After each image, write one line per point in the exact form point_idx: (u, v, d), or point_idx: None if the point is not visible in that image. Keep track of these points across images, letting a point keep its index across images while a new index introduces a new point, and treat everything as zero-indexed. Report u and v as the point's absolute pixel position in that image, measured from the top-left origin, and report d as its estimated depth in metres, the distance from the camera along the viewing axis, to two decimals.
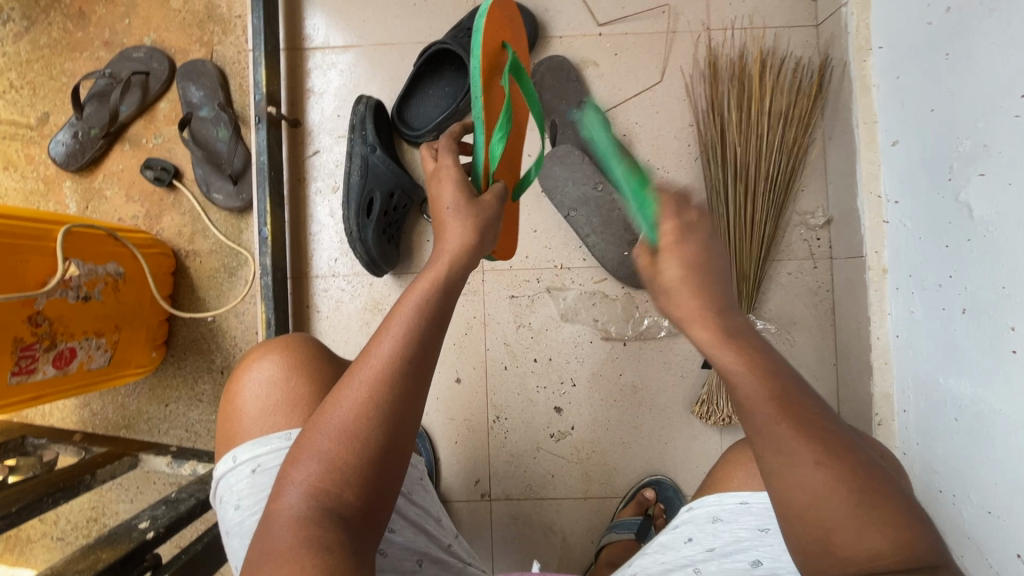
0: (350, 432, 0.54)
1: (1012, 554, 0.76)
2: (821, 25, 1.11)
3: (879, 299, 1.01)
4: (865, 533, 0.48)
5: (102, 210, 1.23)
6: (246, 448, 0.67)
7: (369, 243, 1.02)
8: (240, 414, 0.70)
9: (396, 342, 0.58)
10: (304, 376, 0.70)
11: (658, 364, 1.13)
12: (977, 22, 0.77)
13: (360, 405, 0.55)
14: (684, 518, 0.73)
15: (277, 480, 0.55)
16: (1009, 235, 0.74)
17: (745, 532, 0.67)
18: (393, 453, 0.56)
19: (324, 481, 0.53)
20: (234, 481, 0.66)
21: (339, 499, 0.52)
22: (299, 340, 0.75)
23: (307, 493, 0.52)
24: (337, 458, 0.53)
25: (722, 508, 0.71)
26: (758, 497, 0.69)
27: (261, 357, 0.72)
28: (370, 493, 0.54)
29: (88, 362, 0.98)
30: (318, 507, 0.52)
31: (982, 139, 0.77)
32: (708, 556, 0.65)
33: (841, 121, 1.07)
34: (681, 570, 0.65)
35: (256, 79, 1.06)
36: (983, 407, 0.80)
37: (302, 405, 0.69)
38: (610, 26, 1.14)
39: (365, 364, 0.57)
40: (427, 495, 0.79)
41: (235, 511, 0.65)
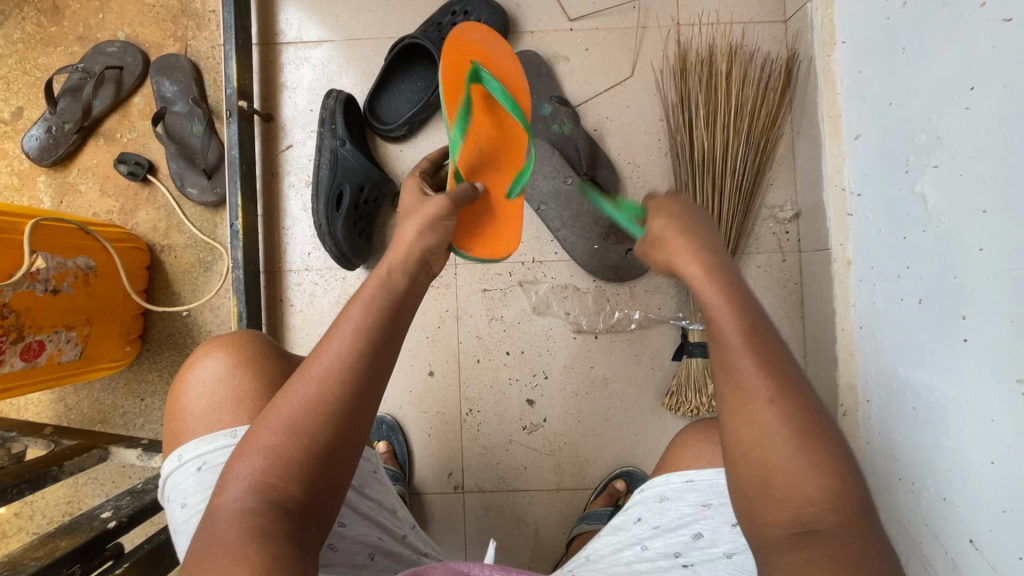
0: (298, 428, 0.55)
1: (966, 540, 0.78)
2: (789, 20, 1.12)
3: (844, 290, 1.02)
4: (800, 475, 0.49)
5: (77, 205, 1.23)
6: (191, 446, 0.68)
7: (339, 236, 1.02)
8: (185, 414, 0.70)
9: (348, 340, 0.59)
10: (251, 372, 0.71)
11: (630, 357, 1.14)
12: (931, 15, 0.78)
13: (309, 401, 0.56)
14: (636, 499, 0.74)
15: (222, 475, 0.55)
16: (961, 226, 0.75)
17: (688, 508, 0.68)
18: (341, 449, 0.56)
19: (268, 475, 0.53)
20: (181, 479, 0.67)
21: (284, 492, 0.53)
22: (246, 337, 0.75)
23: (252, 486, 0.53)
24: (283, 453, 0.54)
25: (670, 487, 0.71)
26: (704, 473, 0.69)
27: (208, 355, 0.72)
28: (315, 487, 0.55)
29: (58, 356, 0.99)
30: (263, 501, 0.53)
31: (936, 131, 0.79)
32: (654, 533, 0.68)
33: (807, 115, 1.08)
34: (629, 549, 0.68)
35: (227, 73, 1.07)
36: (938, 395, 0.81)
37: (247, 401, 0.69)
38: (581, 21, 1.14)
39: (316, 361, 0.58)
40: (381, 488, 0.78)
41: (181, 508, 0.66)
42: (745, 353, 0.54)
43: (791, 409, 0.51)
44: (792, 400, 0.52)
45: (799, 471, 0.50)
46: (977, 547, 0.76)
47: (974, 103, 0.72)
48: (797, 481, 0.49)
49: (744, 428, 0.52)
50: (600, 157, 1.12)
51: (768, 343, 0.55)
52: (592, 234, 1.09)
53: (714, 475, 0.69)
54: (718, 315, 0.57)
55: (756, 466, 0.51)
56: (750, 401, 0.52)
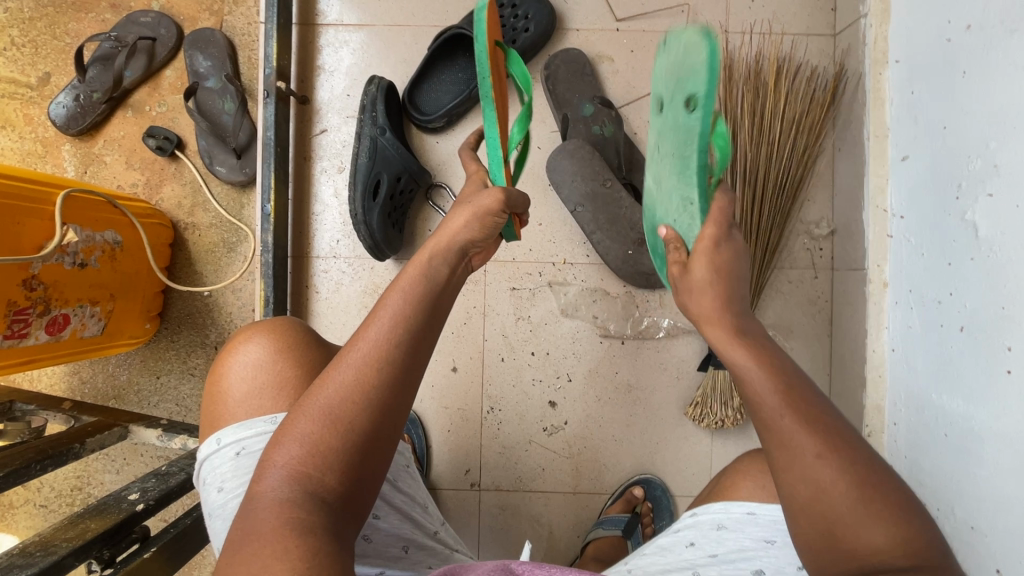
0: (337, 417, 0.52)
1: (993, 570, 0.78)
2: (839, 35, 1.11)
3: (877, 312, 1.02)
4: (867, 530, 0.49)
5: (101, 176, 1.20)
6: (230, 430, 0.66)
7: (373, 226, 1.01)
8: (225, 399, 0.68)
9: (388, 329, 0.57)
10: (294, 360, 0.69)
11: (655, 364, 1.13)
12: (997, 41, 0.77)
13: (347, 390, 0.53)
14: (689, 523, 0.74)
15: (258, 463, 0.53)
16: (1014, 256, 0.75)
17: (751, 542, 0.67)
18: (378, 440, 0.54)
19: (304, 465, 0.51)
20: (218, 463, 0.65)
21: (321, 483, 0.51)
22: (286, 324, 0.73)
23: (289, 476, 0.50)
24: (320, 443, 0.51)
25: (729, 516, 0.71)
26: (767, 508, 0.69)
27: (252, 338, 0.70)
28: (354, 478, 0.53)
29: (81, 330, 0.97)
30: (300, 492, 0.50)
31: (994, 159, 0.78)
32: (710, 561, 0.66)
33: (852, 133, 1.07)
34: (680, 571, 0.66)
35: (266, 52, 1.04)
36: (974, 424, 0.81)
37: (289, 387, 0.67)
38: (628, 22, 1.13)
39: (353, 348, 0.56)
40: (412, 482, 0.78)
41: (217, 492, 0.64)
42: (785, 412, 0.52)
43: (843, 461, 0.50)
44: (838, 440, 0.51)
45: (863, 524, 0.49)
46: None
47: None
48: (863, 536, 0.49)
49: (798, 482, 0.51)
50: (638, 163, 1.11)
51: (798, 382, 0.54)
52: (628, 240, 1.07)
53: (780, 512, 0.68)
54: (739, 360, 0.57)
55: (820, 521, 0.50)
56: (801, 454, 0.51)
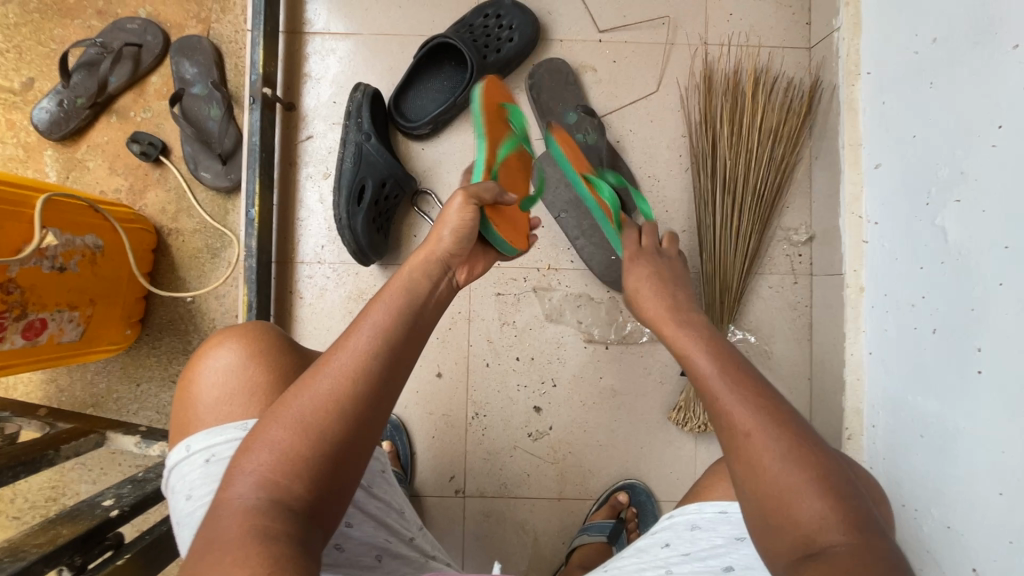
0: (311, 424, 0.52)
1: (969, 568, 0.79)
2: (814, 48, 1.14)
3: (855, 316, 1.04)
4: (810, 506, 0.51)
5: (84, 181, 1.20)
6: (200, 437, 0.65)
7: (358, 231, 1.01)
8: (195, 404, 0.67)
9: (368, 340, 0.57)
10: (265, 364, 0.68)
11: (639, 369, 1.14)
12: (961, 54, 0.80)
13: (323, 396, 0.53)
14: (664, 524, 0.75)
15: (226, 471, 0.51)
16: (982, 259, 0.77)
17: (722, 539, 0.68)
18: (351, 449, 0.53)
19: (275, 472, 0.49)
20: (187, 471, 0.63)
21: (288, 492, 0.49)
22: (257, 328, 0.72)
23: (257, 483, 0.49)
24: (292, 450, 0.50)
25: (701, 516, 0.72)
26: (738, 507, 0.70)
27: (223, 344, 0.69)
28: (323, 487, 0.51)
29: (59, 335, 0.96)
30: (267, 499, 0.48)
31: (961, 166, 0.80)
32: (682, 560, 0.67)
33: (828, 142, 1.10)
34: (654, 569, 0.67)
35: (253, 58, 1.05)
36: (948, 425, 0.83)
37: (260, 393, 0.66)
38: (610, 33, 1.15)
39: (332, 359, 0.55)
40: (389, 488, 0.77)
41: (186, 501, 0.62)
42: (726, 390, 0.59)
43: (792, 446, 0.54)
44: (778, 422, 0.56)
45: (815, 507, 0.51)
46: None
47: (1002, 142, 0.74)
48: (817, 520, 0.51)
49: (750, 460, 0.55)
50: (621, 170, 1.13)
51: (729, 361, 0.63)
52: (612, 245, 1.10)
53: None
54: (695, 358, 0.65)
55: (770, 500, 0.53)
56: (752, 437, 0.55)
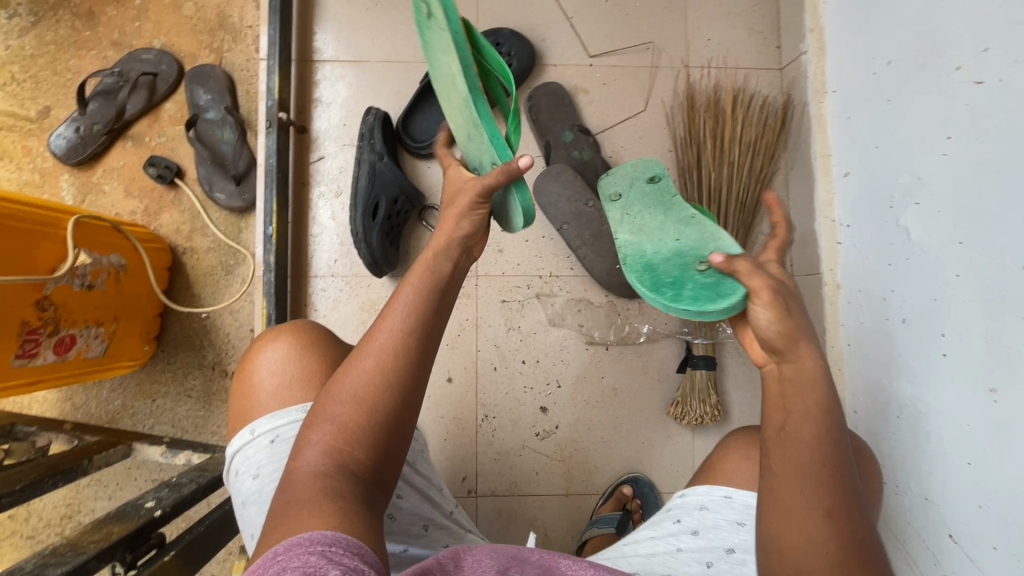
0: (364, 397, 0.58)
1: (945, 535, 0.87)
2: (784, 69, 1.25)
3: (833, 311, 1.13)
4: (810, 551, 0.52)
5: (100, 204, 1.24)
6: (264, 421, 0.69)
7: (373, 245, 1.07)
8: (254, 392, 0.72)
9: (402, 323, 0.62)
10: (320, 357, 0.73)
11: (637, 368, 1.21)
12: (912, 75, 0.91)
13: (370, 373, 0.59)
14: (677, 502, 0.81)
15: (294, 444, 0.58)
16: (940, 255, 0.87)
17: (727, 523, 0.74)
18: (400, 419, 0.60)
19: (338, 441, 0.57)
20: (252, 452, 0.68)
21: (351, 458, 0.56)
22: (306, 326, 0.77)
23: (323, 452, 0.56)
24: (350, 421, 0.57)
25: (710, 498, 0.77)
26: (744, 493, 0.75)
27: (280, 337, 0.74)
28: (379, 453, 0.58)
29: (85, 351, 0.99)
30: (334, 465, 0.55)
31: (918, 173, 0.91)
32: (692, 538, 0.75)
33: (801, 153, 1.20)
34: (664, 548, 0.75)
35: (269, 86, 1.12)
36: (920, 405, 0.92)
37: (315, 381, 0.72)
38: (600, 58, 1.25)
39: (373, 340, 0.62)
40: (429, 466, 0.82)
41: (251, 480, 0.67)
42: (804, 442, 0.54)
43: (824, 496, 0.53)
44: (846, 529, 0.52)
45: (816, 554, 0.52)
46: (956, 541, 0.85)
47: (951, 150, 0.84)
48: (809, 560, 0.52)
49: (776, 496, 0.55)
50: None
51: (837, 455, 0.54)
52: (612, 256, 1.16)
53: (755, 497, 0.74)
54: (807, 420, 0.55)
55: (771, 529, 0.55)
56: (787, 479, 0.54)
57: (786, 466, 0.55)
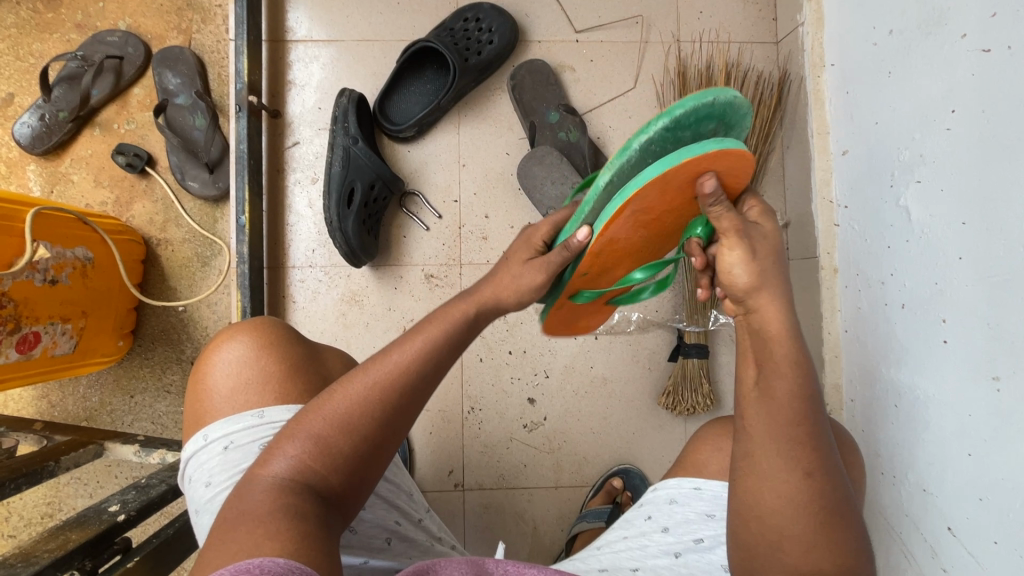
0: (351, 423, 0.55)
1: (944, 527, 0.84)
2: (781, 42, 1.19)
3: (830, 296, 1.09)
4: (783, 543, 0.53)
5: (69, 195, 1.20)
6: (216, 426, 0.66)
7: (349, 233, 1.03)
8: (209, 394, 0.69)
9: (416, 355, 0.59)
10: (277, 356, 0.69)
11: (628, 356, 1.18)
12: (914, 44, 0.86)
13: (368, 401, 0.56)
14: (648, 497, 0.79)
15: (266, 449, 0.55)
16: (941, 237, 0.82)
17: (695, 515, 0.73)
18: (381, 450, 0.57)
19: (314, 461, 0.53)
20: (205, 459, 0.65)
21: (323, 481, 0.53)
22: (268, 322, 0.73)
23: (295, 468, 0.52)
24: (332, 444, 0.54)
25: (680, 491, 0.75)
26: (712, 484, 0.73)
27: (237, 335, 0.70)
28: (352, 480, 0.55)
29: (52, 348, 0.96)
30: (302, 484, 0.52)
31: (919, 149, 0.86)
32: (662, 534, 0.73)
33: (797, 131, 1.14)
34: (633, 543, 0.74)
35: (237, 67, 1.06)
36: (919, 393, 0.88)
37: (273, 383, 0.68)
38: (587, 33, 1.19)
39: (380, 364, 0.58)
40: (399, 472, 0.79)
41: (205, 488, 0.65)
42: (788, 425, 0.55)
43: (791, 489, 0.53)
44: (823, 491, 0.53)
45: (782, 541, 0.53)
46: (954, 533, 0.82)
47: (955, 125, 0.79)
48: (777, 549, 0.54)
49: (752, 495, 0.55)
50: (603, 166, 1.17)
51: (804, 423, 0.55)
52: None
53: (723, 488, 0.72)
54: (781, 377, 0.56)
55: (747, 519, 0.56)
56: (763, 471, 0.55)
57: (763, 433, 0.56)
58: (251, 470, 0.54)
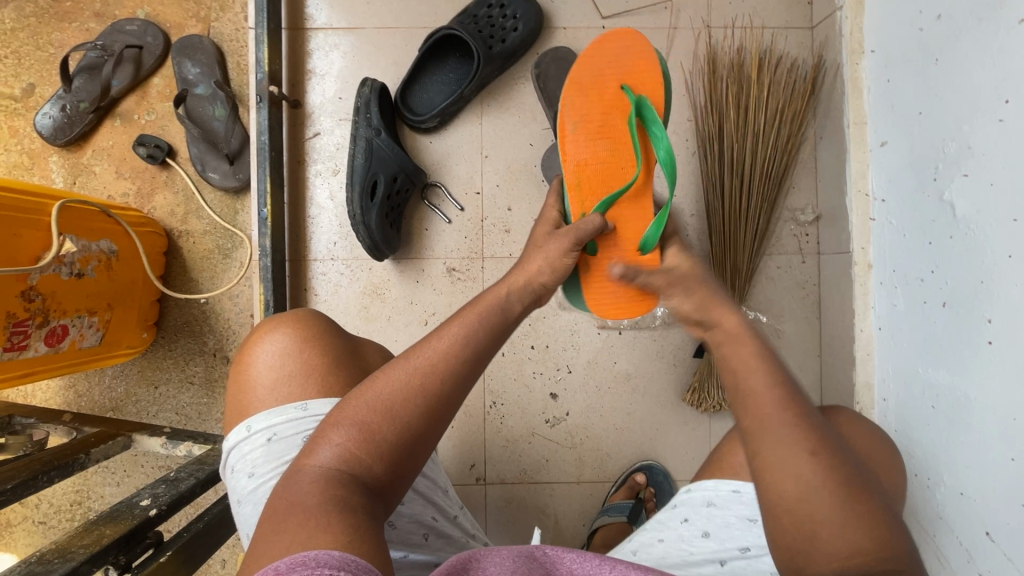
0: (395, 410, 0.54)
1: (981, 532, 0.82)
2: (816, 27, 1.15)
3: (863, 292, 1.06)
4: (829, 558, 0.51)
5: (91, 186, 1.19)
6: (260, 417, 0.66)
7: (372, 227, 1.01)
8: (251, 385, 0.68)
9: (456, 342, 0.59)
10: (320, 349, 0.69)
11: (652, 352, 1.16)
12: (965, 29, 0.81)
13: (412, 387, 0.55)
14: (682, 499, 0.77)
15: (311, 438, 0.54)
16: (989, 233, 0.79)
17: (736, 520, 0.72)
18: (424, 439, 0.55)
19: (359, 449, 0.52)
20: (248, 450, 0.65)
21: (368, 469, 0.52)
22: (309, 315, 0.72)
23: (341, 456, 0.52)
24: (376, 431, 0.53)
25: (717, 493, 0.74)
26: (752, 487, 0.72)
27: (279, 326, 0.70)
28: (397, 468, 0.54)
29: (79, 341, 0.96)
30: (348, 473, 0.51)
31: (967, 141, 0.82)
32: (703, 541, 0.72)
33: (833, 120, 1.10)
34: (676, 551, 0.73)
35: (258, 57, 1.05)
36: (959, 394, 0.85)
37: (316, 376, 0.67)
38: (613, 19, 1.15)
39: (421, 351, 0.58)
40: (436, 468, 0.78)
41: (248, 479, 0.64)
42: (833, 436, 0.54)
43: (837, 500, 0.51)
44: (842, 473, 0.53)
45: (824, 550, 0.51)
46: (993, 539, 0.80)
47: (1008, 115, 0.75)
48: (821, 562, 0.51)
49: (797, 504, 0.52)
50: None
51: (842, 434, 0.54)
52: None
53: None
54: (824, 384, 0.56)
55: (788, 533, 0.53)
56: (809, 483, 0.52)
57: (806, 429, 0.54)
58: (298, 459, 0.54)
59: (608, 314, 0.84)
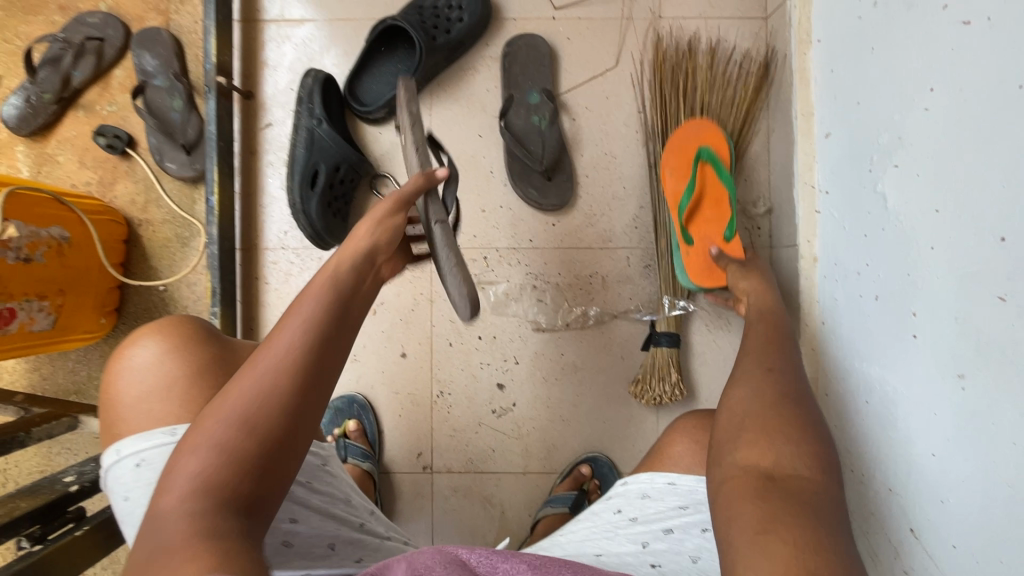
0: (243, 429, 0.51)
1: (907, 529, 0.81)
2: (769, 17, 1.13)
3: (808, 287, 1.03)
4: None
5: (55, 175, 1.23)
6: (129, 441, 0.66)
7: (313, 216, 1.05)
8: (120, 394, 0.69)
9: (299, 335, 0.58)
10: (181, 360, 0.70)
11: (600, 345, 1.16)
12: (897, 18, 0.80)
13: (235, 410, 0.52)
14: (618, 492, 0.81)
15: (162, 476, 0.50)
16: (916, 225, 0.77)
17: (669, 509, 0.75)
18: (288, 446, 0.53)
19: (206, 470, 0.49)
20: (120, 473, 0.65)
21: (219, 486, 0.48)
22: (174, 324, 0.73)
23: (189, 482, 0.48)
24: (209, 451, 0.50)
25: (652, 486, 0.79)
26: (685, 479, 0.77)
27: (140, 339, 0.71)
28: (264, 474, 0.51)
29: (29, 324, 0.99)
30: (189, 500, 0.47)
31: (899, 131, 0.80)
32: (630, 525, 0.75)
33: (782, 111, 1.08)
34: (603, 535, 0.75)
35: (206, 48, 1.06)
36: (888, 389, 0.84)
37: (177, 389, 0.68)
38: (564, 10, 1.15)
39: (259, 362, 0.55)
40: (331, 480, 0.78)
41: (124, 500, 0.65)
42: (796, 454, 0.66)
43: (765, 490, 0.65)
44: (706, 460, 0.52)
45: None
46: (916, 536, 0.79)
47: (933, 104, 0.74)
48: None
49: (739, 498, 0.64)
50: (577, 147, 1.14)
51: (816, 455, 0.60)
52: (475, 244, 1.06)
53: (696, 483, 0.76)
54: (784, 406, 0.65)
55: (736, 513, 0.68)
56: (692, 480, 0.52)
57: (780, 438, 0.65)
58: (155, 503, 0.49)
59: (707, 282, 1.00)
